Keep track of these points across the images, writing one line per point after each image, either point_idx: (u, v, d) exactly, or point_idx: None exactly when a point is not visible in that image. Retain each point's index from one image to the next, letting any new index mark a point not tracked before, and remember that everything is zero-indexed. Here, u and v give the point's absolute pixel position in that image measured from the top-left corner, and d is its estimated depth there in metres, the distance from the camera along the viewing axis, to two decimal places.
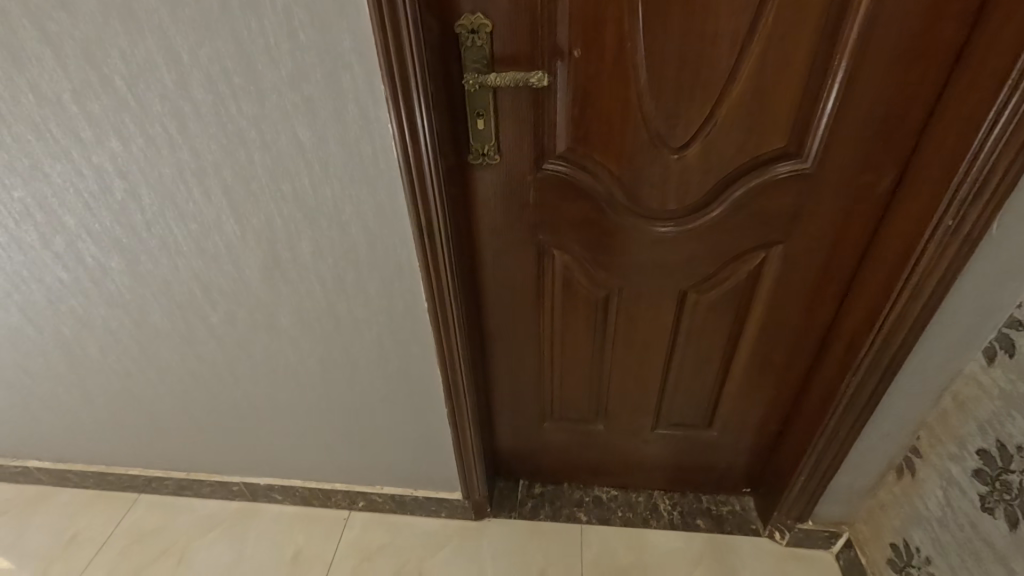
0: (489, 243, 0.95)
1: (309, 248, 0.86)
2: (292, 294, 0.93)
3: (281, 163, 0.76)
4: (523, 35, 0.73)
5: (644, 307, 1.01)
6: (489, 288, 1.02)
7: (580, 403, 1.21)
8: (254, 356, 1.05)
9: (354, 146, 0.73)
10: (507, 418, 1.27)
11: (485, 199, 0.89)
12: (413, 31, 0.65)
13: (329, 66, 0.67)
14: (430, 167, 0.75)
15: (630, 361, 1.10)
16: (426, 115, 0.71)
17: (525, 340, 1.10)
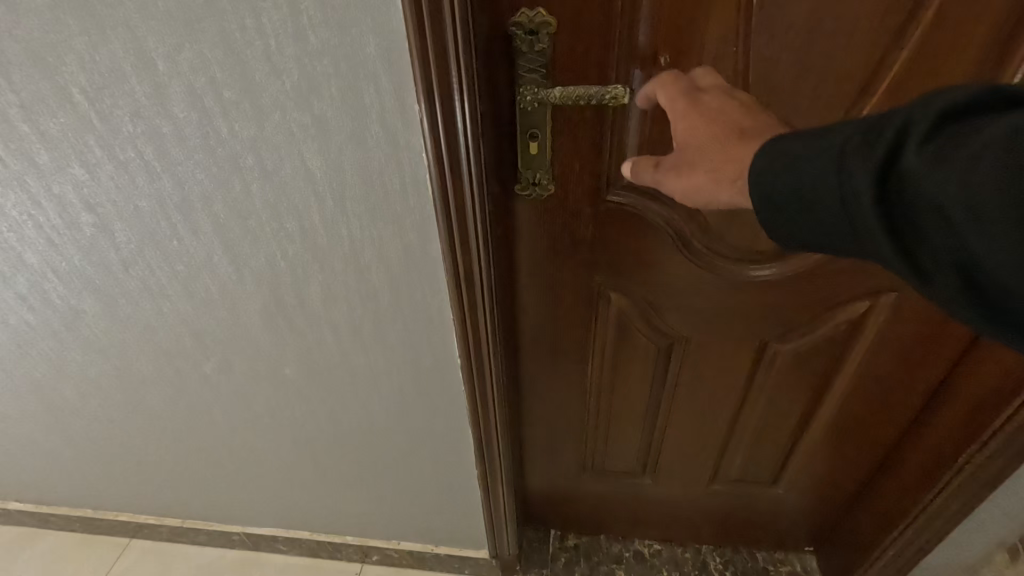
0: (533, 284, 0.80)
1: (319, 295, 0.70)
2: (299, 345, 0.78)
3: (285, 197, 0.61)
4: (596, 38, 0.57)
5: (715, 354, 0.86)
6: (529, 332, 0.87)
7: (627, 453, 1.06)
8: (254, 407, 0.90)
9: (378, 178, 0.58)
10: (541, 467, 1.13)
11: (532, 234, 0.73)
12: (462, 36, 0.49)
13: (347, 77, 0.51)
14: (474, 206, 0.59)
15: (690, 412, 0.96)
16: (472, 141, 0.55)
17: (569, 388, 0.95)
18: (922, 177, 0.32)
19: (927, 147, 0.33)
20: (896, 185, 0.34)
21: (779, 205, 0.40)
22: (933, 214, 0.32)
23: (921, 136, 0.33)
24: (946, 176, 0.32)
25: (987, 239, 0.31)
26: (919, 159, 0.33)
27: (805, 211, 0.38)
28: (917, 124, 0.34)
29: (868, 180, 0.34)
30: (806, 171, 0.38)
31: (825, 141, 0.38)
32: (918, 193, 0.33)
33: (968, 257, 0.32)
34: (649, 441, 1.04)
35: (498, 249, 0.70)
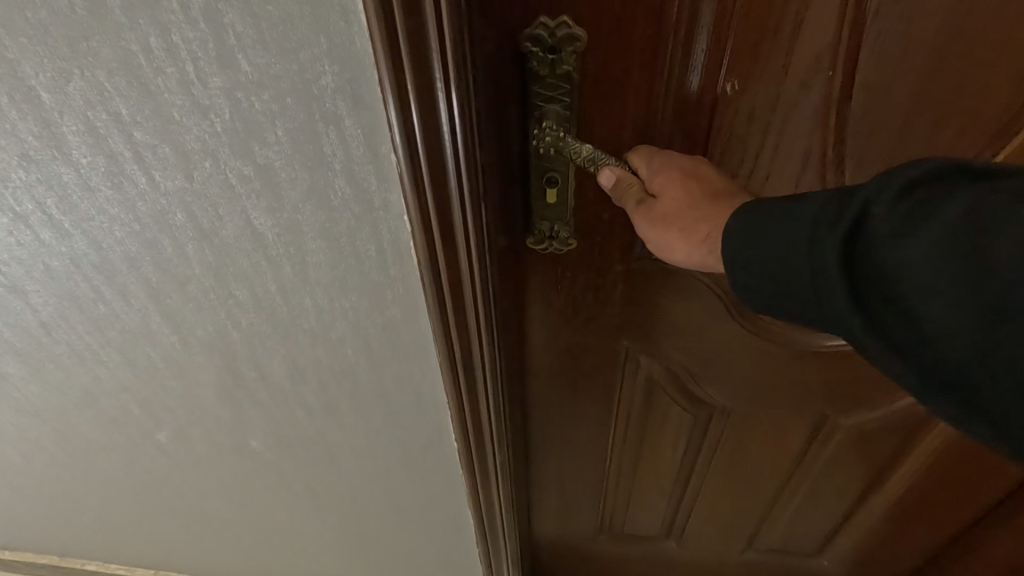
0: (547, 349, 0.66)
1: (285, 370, 0.57)
2: (265, 419, 0.65)
3: (230, 263, 0.47)
4: (643, 56, 0.43)
5: (763, 428, 0.73)
6: (542, 399, 0.73)
7: (649, 517, 0.94)
8: (219, 475, 0.78)
9: (348, 243, 0.43)
10: (553, 531, 1.00)
11: (547, 296, 0.59)
12: (448, 67, 0.34)
13: (299, 118, 0.37)
14: (473, 281, 0.45)
15: (725, 480, 0.83)
16: (472, 203, 0.40)
17: (588, 457, 0.82)
18: (888, 259, 0.31)
19: (896, 219, 0.31)
20: (866, 268, 0.32)
21: (744, 265, 0.38)
22: (902, 299, 0.31)
23: (891, 210, 0.31)
24: (914, 261, 0.30)
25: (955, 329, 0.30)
26: (889, 236, 0.31)
27: (775, 281, 0.37)
28: (883, 195, 0.32)
29: (836, 260, 0.33)
30: (778, 244, 0.36)
31: (796, 207, 0.36)
32: (888, 277, 0.31)
33: (929, 343, 0.31)
34: (674, 505, 0.91)
35: (507, 315, 0.56)
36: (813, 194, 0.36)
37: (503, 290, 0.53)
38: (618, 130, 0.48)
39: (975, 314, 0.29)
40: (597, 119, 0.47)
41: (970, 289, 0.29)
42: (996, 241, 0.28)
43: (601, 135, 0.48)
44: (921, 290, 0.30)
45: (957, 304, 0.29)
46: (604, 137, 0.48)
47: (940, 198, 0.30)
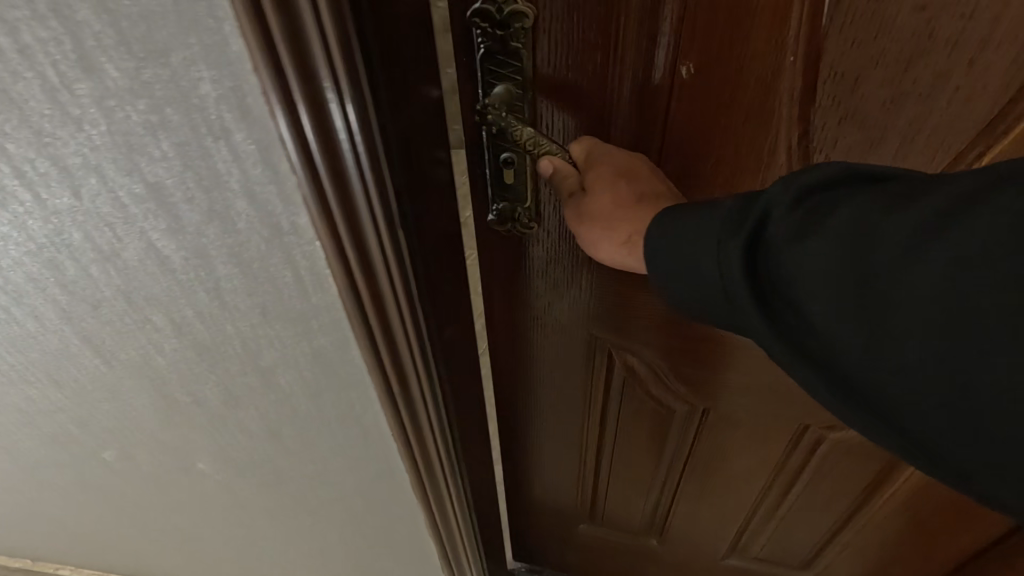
0: (517, 336, 0.64)
1: (219, 397, 0.52)
2: (208, 443, 0.60)
3: (140, 287, 0.42)
4: (594, 32, 0.42)
5: (742, 431, 0.71)
6: (515, 391, 0.71)
7: (629, 519, 0.92)
8: (173, 493, 0.74)
9: (259, 269, 0.38)
10: (532, 521, 0.99)
11: (514, 281, 0.59)
12: (337, 62, 0.28)
13: (183, 130, 0.31)
14: (402, 311, 0.40)
15: (705, 487, 0.81)
16: (389, 229, 0.35)
17: (563, 451, 0.80)
18: (784, 258, 0.34)
19: (788, 226, 0.33)
20: (765, 267, 0.35)
21: (661, 271, 0.41)
22: (794, 295, 0.33)
23: (784, 218, 0.34)
24: (801, 266, 0.33)
25: (840, 324, 0.32)
26: (781, 243, 0.34)
27: (690, 283, 0.39)
28: (779, 201, 0.34)
29: (738, 260, 0.35)
30: (690, 247, 0.38)
31: (704, 213, 0.38)
32: (784, 277, 0.34)
33: (820, 340, 0.33)
34: (653, 507, 0.90)
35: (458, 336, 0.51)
36: (718, 203, 0.38)
37: (446, 310, 0.48)
38: (571, 109, 0.47)
39: (854, 307, 0.32)
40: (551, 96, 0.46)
41: (853, 289, 0.31)
42: (873, 237, 0.31)
43: (556, 113, 0.47)
44: (811, 288, 0.33)
45: (840, 298, 0.32)
46: (558, 116, 0.47)
47: (823, 206, 0.33)
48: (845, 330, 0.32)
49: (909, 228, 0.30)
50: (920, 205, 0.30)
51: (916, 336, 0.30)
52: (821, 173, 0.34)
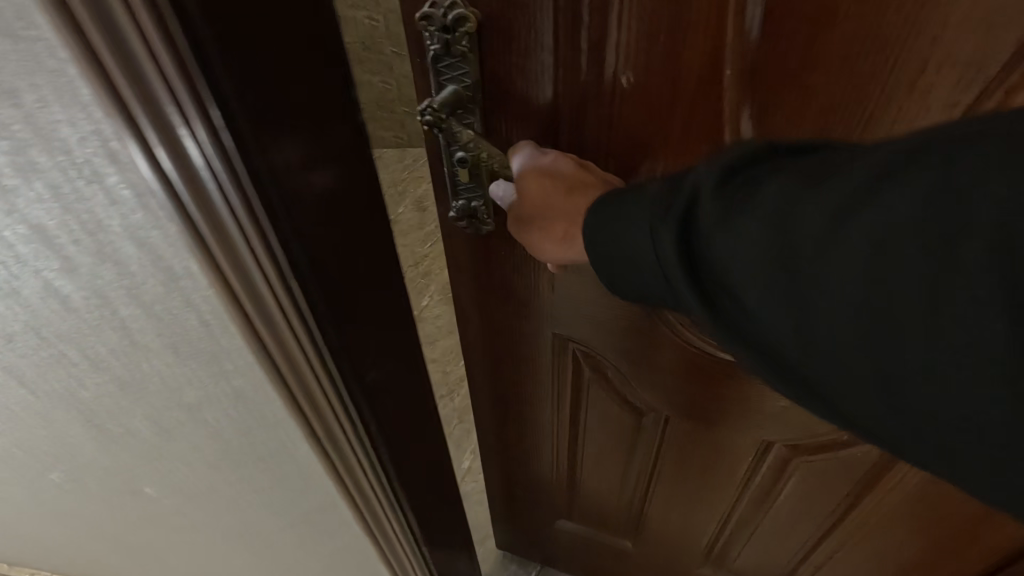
0: (487, 335, 0.74)
1: (150, 429, 0.50)
2: (150, 470, 0.59)
3: (47, 323, 0.40)
4: (530, 34, 0.42)
5: (692, 421, 0.76)
6: (492, 379, 0.81)
7: (597, 494, 1.01)
8: (127, 514, 0.72)
9: (161, 310, 0.36)
10: (524, 496, 1.10)
11: (477, 289, 0.67)
12: (180, 90, 0.24)
13: (52, 172, 0.29)
14: (307, 361, 0.38)
15: (665, 468, 0.88)
16: (280, 282, 0.33)
17: (539, 433, 0.90)
18: (713, 241, 0.32)
19: (714, 208, 0.32)
20: (695, 250, 0.33)
21: (601, 258, 0.40)
22: (725, 278, 0.32)
23: (710, 200, 0.33)
24: (729, 249, 0.31)
25: (771, 307, 0.31)
26: (709, 226, 0.33)
27: (627, 268, 0.38)
28: (705, 181, 0.33)
29: (669, 245, 0.34)
30: (624, 231, 0.37)
31: (637, 198, 0.38)
32: (715, 260, 0.33)
33: (754, 324, 0.32)
34: (627, 488, 0.97)
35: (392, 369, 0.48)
36: (649, 187, 0.37)
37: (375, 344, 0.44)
38: (505, 92, 0.46)
39: (783, 290, 0.30)
40: (495, 97, 0.47)
41: (783, 270, 0.30)
42: (801, 214, 0.29)
43: (502, 113, 0.48)
44: (741, 271, 0.31)
45: (771, 281, 0.30)
46: (495, 102, 0.47)
47: (750, 184, 0.32)
48: (776, 314, 0.31)
49: (837, 201, 0.28)
50: (845, 176, 0.28)
51: (850, 319, 0.28)
52: (744, 148, 0.33)
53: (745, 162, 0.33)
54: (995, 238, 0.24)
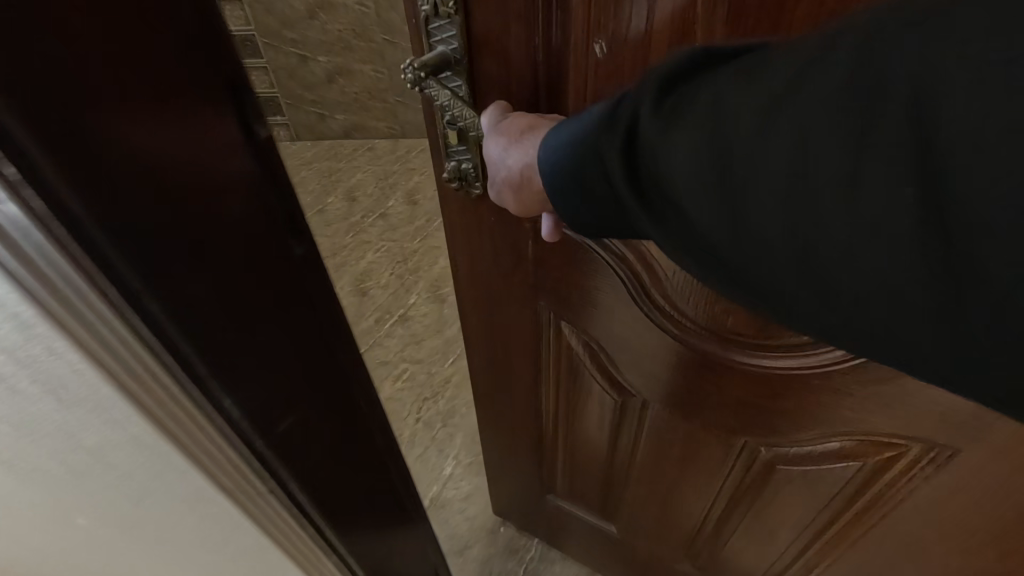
0: (486, 293, 0.95)
1: (56, 466, 0.45)
2: (73, 504, 0.54)
3: None
4: (519, 23, 0.63)
5: (651, 381, 0.88)
6: (489, 334, 1.02)
7: (582, 455, 1.14)
8: (66, 540, 0.68)
9: (19, 348, 0.35)
10: (518, 452, 1.23)
11: (479, 252, 0.89)
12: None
13: None
14: (169, 380, 0.39)
15: (637, 433, 1.01)
16: (116, 305, 0.34)
17: (526, 385, 1.07)
18: (649, 151, 0.44)
19: (650, 125, 0.44)
20: (637, 161, 0.45)
21: (572, 182, 0.52)
22: (662, 181, 0.43)
23: (647, 108, 0.44)
24: (665, 148, 0.42)
25: (696, 198, 0.42)
26: (647, 128, 0.44)
27: (590, 186, 0.50)
28: (642, 108, 0.45)
29: (617, 159, 0.46)
30: (587, 156, 0.49)
31: (591, 126, 0.50)
32: (651, 166, 0.44)
33: (688, 217, 0.43)
34: (608, 443, 1.08)
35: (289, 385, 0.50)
36: (602, 108, 0.50)
37: (253, 361, 0.45)
38: (499, 51, 0.66)
39: (708, 182, 0.41)
40: (490, 73, 0.69)
41: (706, 167, 0.41)
42: (717, 120, 0.40)
43: (495, 82, 0.70)
44: (672, 172, 0.42)
45: (696, 175, 0.41)
46: (490, 63, 0.68)
47: (677, 95, 0.44)
48: (704, 203, 0.41)
49: (742, 106, 0.39)
50: (742, 89, 0.39)
51: (760, 198, 0.39)
52: (668, 74, 0.45)
53: (670, 87, 0.45)
54: (843, 107, 0.35)
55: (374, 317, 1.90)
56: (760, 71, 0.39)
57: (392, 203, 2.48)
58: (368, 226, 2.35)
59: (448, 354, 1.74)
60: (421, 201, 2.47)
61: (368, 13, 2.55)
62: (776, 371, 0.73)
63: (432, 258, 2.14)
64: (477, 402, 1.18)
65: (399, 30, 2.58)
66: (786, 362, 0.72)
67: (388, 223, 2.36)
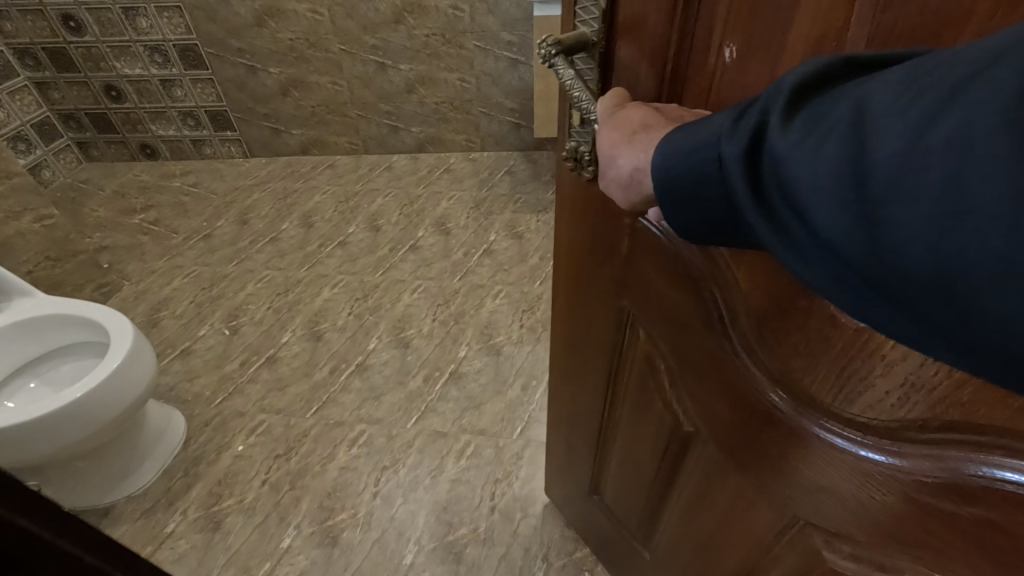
0: (579, 281, 0.92)
1: None
2: None
3: None
4: (657, 8, 0.53)
5: (712, 422, 0.77)
6: (574, 322, 0.99)
7: (636, 475, 1.04)
8: None
9: None
10: (576, 449, 1.18)
11: (578, 235, 0.86)
12: None
13: None
14: None
15: (688, 468, 0.89)
16: None
17: (594, 383, 1.02)
18: (772, 152, 0.37)
19: (783, 123, 0.37)
20: (758, 164, 0.38)
21: (673, 183, 0.45)
22: (786, 187, 0.36)
23: (779, 113, 0.37)
24: (796, 148, 0.35)
25: (828, 210, 0.34)
26: (775, 133, 0.36)
27: (693, 188, 0.43)
28: (774, 105, 0.38)
29: (734, 158, 0.39)
30: (694, 154, 0.42)
31: (706, 123, 0.43)
32: (771, 170, 0.37)
33: (815, 231, 0.35)
34: (655, 472, 0.98)
35: None
36: (724, 113, 0.42)
37: None
38: (633, 36, 0.57)
39: (846, 192, 0.33)
40: (621, 62, 0.60)
41: (847, 175, 0.33)
42: (870, 123, 0.32)
43: (625, 73, 0.60)
44: (797, 175, 0.35)
45: (827, 181, 0.33)
46: (623, 47, 0.58)
47: (821, 102, 0.36)
48: (839, 217, 0.33)
49: (906, 108, 0.31)
50: (912, 88, 0.31)
51: (920, 221, 0.30)
52: (814, 72, 0.38)
53: (814, 87, 0.38)
54: None
55: (328, 367, 1.70)
56: (940, 66, 0.31)
57: (352, 228, 2.28)
58: (326, 255, 2.14)
59: (411, 412, 1.57)
60: (384, 226, 2.28)
61: (322, 22, 2.34)
62: (840, 454, 0.59)
63: (396, 294, 1.95)
64: (553, 387, 1.16)
65: (357, 40, 2.38)
66: (865, 453, 0.56)
67: (347, 253, 2.15)
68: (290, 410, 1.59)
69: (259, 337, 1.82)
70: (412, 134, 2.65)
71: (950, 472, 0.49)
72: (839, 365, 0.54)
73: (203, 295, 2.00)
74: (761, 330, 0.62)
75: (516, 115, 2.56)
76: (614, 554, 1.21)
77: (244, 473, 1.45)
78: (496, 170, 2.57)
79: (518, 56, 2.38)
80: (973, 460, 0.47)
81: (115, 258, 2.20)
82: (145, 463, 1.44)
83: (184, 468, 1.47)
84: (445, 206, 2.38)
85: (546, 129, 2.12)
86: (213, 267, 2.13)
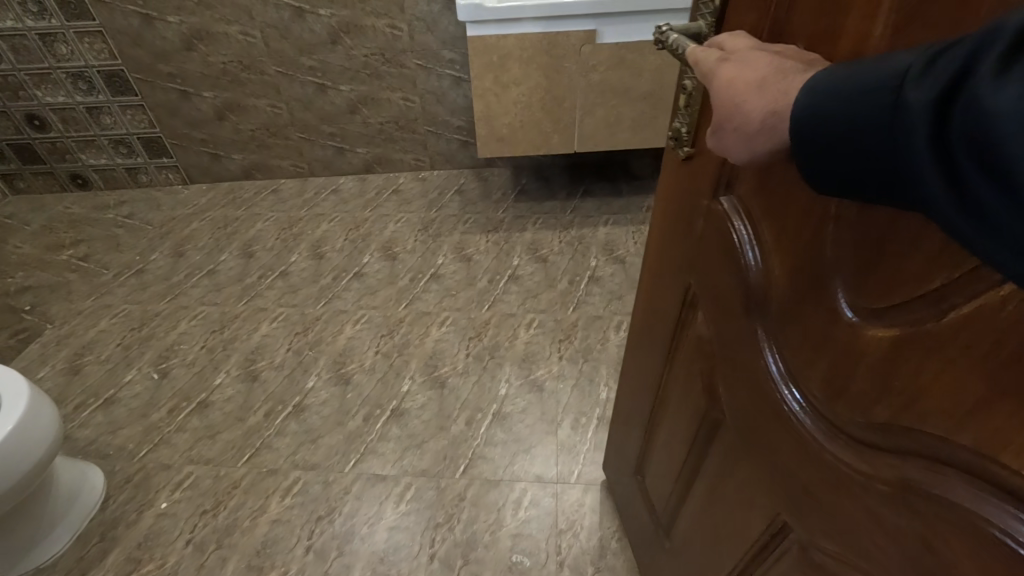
0: (656, 246, 0.89)
1: None
2: None
3: None
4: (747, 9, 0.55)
5: (733, 409, 0.73)
6: (647, 290, 0.96)
7: (669, 459, 1.00)
8: None
9: None
10: (629, 421, 1.18)
11: (662, 200, 0.83)
12: None
13: None
14: None
15: (709, 455, 0.84)
16: None
17: (652, 357, 0.99)
18: (974, 111, 0.28)
19: (1002, 71, 0.28)
20: (950, 125, 0.30)
21: (828, 143, 0.38)
22: (989, 156, 0.28)
23: (996, 58, 0.28)
24: (1011, 107, 0.26)
25: None
26: (984, 83, 0.28)
27: (858, 150, 0.36)
28: (990, 48, 0.29)
29: (921, 111, 0.31)
30: (866, 107, 0.35)
31: (887, 66, 0.35)
32: (968, 135, 0.28)
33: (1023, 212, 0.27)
34: (683, 458, 0.94)
35: None
36: (918, 51, 0.34)
37: None
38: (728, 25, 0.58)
39: None
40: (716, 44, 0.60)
41: None
42: None
43: None
44: (1008, 141, 0.26)
45: None
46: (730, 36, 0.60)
47: None
48: None
49: None
50: None
51: None
52: None
53: None
54: None
55: (263, 411, 1.62)
56: None
57: (295, 257, 2.19)
58: (265, 288, 2.05)
59: (350, 454, 1.50)
60: (328, 253, 2.19)
61: (255, 44, 2.25)
62: (825, 454, 0.54)
63: (338, 327, 1.87)
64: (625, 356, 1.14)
65: (294, 62, 2.30)
66: (843, 454, 0.52)
67: (288, 283, 2.07)
68: (220, 460, 1.50)
69: (190, 381, 1.72)
70: (358, 155, 2.58)
71: (906, 488, 0.45)
72: (847, 351, 0.50)
73: (132, 337, 1.89)
74: (784, 309, 0.58)
75: (465, 133, 2.51)
76: (646, 554, 1.19)
77: (167, 533, 1.36)
78: (445, 190, 2.51)
79: (461, 74, 2.34)
80: (930, 482, 0.43)
81: (37, 300, 2.07)
82: (56, 529, 1.34)
83: (101, 531, 1.37)
84: (392, 229, 2.30)
85: (490, 149, 2.08)
86: (144, 305, 2.02)
